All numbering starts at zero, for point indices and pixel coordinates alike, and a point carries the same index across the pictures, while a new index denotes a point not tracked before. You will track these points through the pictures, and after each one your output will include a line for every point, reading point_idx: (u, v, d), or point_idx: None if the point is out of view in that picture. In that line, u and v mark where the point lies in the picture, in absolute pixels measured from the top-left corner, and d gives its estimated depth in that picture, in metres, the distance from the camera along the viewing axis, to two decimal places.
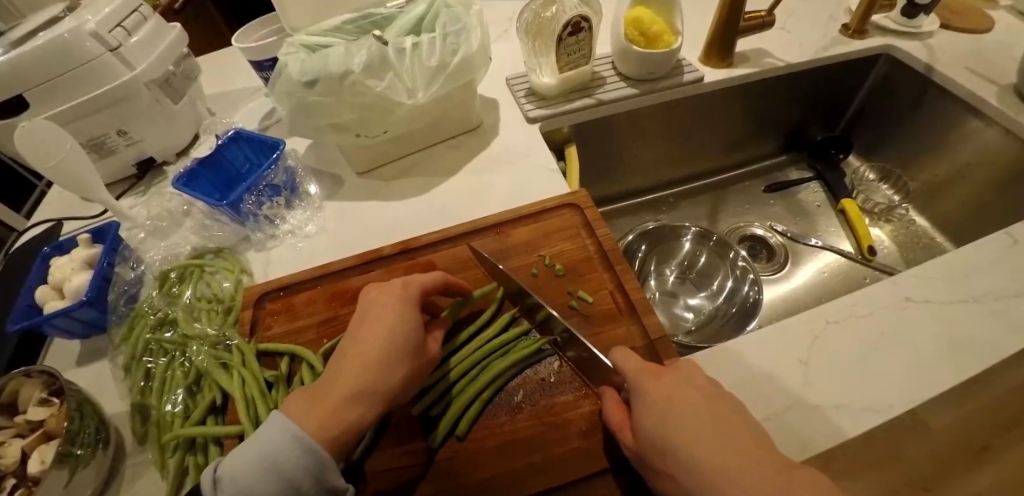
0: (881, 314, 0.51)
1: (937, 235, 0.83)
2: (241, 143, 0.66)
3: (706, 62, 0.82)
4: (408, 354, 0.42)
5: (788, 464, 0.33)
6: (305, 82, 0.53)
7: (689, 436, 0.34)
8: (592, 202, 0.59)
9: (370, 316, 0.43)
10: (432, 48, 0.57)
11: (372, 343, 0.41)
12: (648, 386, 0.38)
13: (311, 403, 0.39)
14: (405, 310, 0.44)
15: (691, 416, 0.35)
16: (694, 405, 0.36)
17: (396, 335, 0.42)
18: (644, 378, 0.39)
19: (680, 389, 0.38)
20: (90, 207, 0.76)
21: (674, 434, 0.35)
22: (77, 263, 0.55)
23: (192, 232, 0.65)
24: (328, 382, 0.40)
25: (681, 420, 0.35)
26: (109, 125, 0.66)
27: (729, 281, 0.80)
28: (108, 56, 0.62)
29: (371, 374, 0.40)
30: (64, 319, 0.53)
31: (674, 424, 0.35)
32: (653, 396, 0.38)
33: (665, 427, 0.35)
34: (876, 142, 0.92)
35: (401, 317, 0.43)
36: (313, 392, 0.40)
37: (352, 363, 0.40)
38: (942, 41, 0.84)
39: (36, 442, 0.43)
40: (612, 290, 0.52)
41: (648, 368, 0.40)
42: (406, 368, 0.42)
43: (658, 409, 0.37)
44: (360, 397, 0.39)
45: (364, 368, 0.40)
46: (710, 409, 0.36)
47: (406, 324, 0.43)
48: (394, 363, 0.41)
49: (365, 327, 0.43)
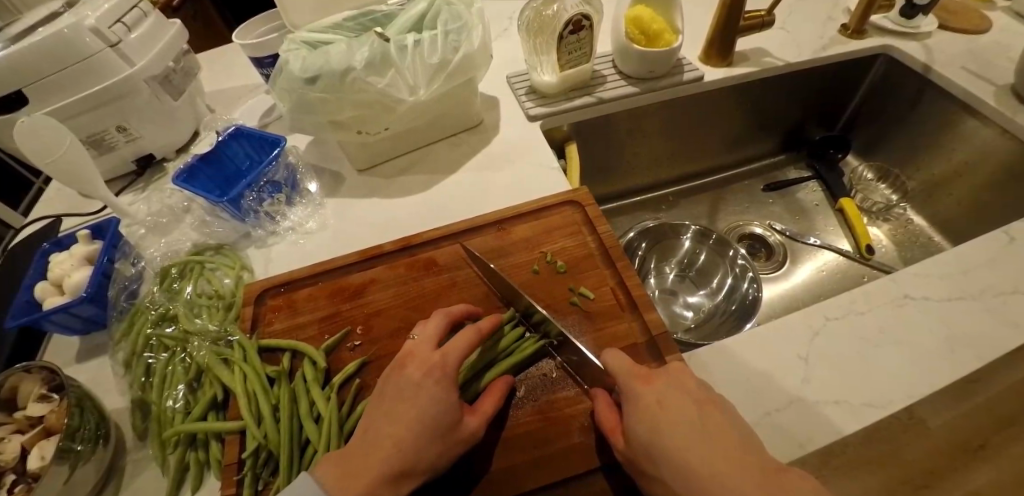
0: (881, 312, 0.52)
1: (935, 234, 0.83)
2: (242, 140, 0.66)
3: (706, 61, 0.82)
4: (449, 429, 0.39)
5: (775, 467, 0.33)
6: (306, 78, 0.53)
7: (680, 444, 0.34)
8: (592, 200, 0.59)
9: (407, 388, 0.40)
10: (434, 45, 0.57)
11: (406, 419, 0.38)
12: (639, 389, 0.38)
13: (343, 478, 0.36)
14: (448, 379, 0.40)
15: (681, 423, 0.35)
16: (685, 414, 0.36)
17: (430, 411, 0.38)
18: (634, 380, 0.39)
19: (673, 393, 0.38)
20: (90, 204, 0.76)
21: (665, 442, 0.35)
22: (77, 260, 0.55)
23: (192, 228, 0.65)
24: (360, 451, 0.38)
25: (672, 427, 0.35)
26: (108, 121, 0.66)
27: (728, 279, 0.80)
28: (108, 52, 0.62)
29: (405, 452, 0.37)
30: (64, 315, 0.53)
31: (662, 429, 0.35)
32: (643, 401, 0.37)
33: (657, 435, 0.35)
34: (876, 142, 0.93)
35: (439, 387, 0.39)
36: (347, 462, 0.37)
37: (386, 438, 0.38)
38: (940, 41, 0.85)
39: (36, 438, 0.43)
40: (613, 287, 0.52)
41: (638, 372, 0.40)
42: (441, 445, 0.38)
43: (650, 415, 0.36)
44: (394, 479, 0.36)
45: (396, 447, 0.37)
46: (700, 414, 0.36)
47: (442, 398, 0.39)
48: (432, 440, 0.38)
49: (404, 394, 0.39)
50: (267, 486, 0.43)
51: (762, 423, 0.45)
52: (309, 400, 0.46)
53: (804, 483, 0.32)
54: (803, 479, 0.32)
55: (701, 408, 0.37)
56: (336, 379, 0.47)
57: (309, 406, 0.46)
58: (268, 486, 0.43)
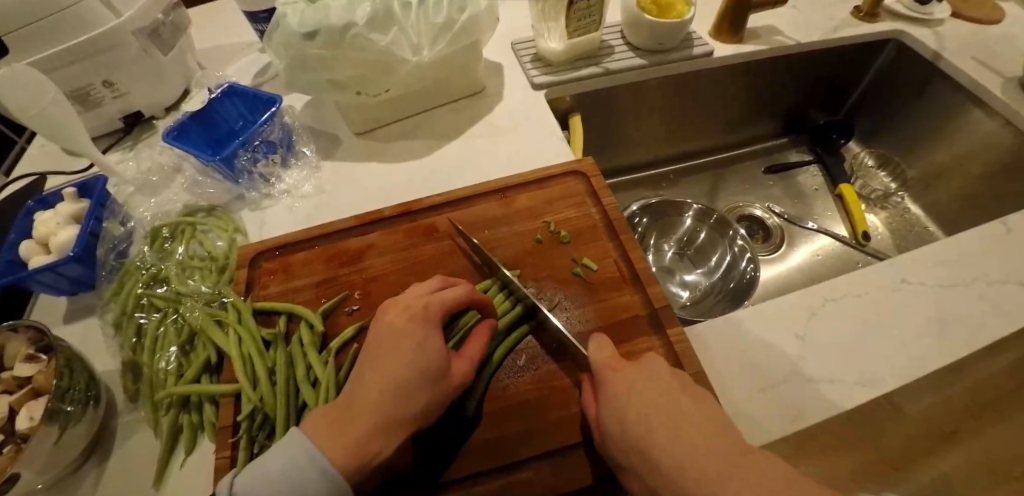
0: (878, 292, 0.52)
1: (930, 224, 0.83)
2: (235, 98, 0.63)
3: (715, 36, 0.80)
4: (439, 374, 0.38)
5: (743, 449, 0.32)
6: (304, 34, 0.50)
7: (651, 434, 0.33)
8: (597, 171, 0.58)
9: (392, 336, 0.39)
10: (439, 4, 0.54)
11: (393, 365, 0.37)
12: (611, 378, 0.38)
13: (333, 430, 0.35)
14: (432, 324, 0.40)
15: (650, 410, 0.35)
16: (657, 400, 0.35)
17: (417, 356, 0.37)
18: (608, 367, 0.39)
19: (644, 382, 0.37)
20: (75, 162, 0.73)
21: (639, 432, 0.34)
22: (63, 218, 0.53)
23: (183, 189, 0.63)
24: (348, 403, 0.37)
25: (642, 418, 0.34)
26: (94, 76, 0.63)
27: (727, 256, 0.80)
28: (94, 1, 0.59)
29: (394, 399, 0.36)
30: (50, 275, 0.51)
31: (630, 421, 0.35)
32: (613, 389, 0.37)
33: (628, 424, 0.35)
34: (880, 129, 0.92)
35: (423, 331, 0.39)
36: (336, 414, 0.36)
37: (373, 387, 0.37)
38: (951, 29, 0.83)
39: (24, 398, 0.42)
40: (615, 259, 0.51)
41: (613, 358, 0.39)
42: (431, 392, 0.37)
43: (621, 408, 0.36)
44: (386, 429, 0.35)
45: (384, 394, 0.36)
46: (667, 397, 0.36)
47: (428, 345, 0.38)
48: (424, 384, 0.37)
49: (388, 342, 0.39)
50: (262, 448, 0.42)
51: (756, 399, 0.45)
52: (305, 363, 0.45)
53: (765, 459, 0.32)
54: (771, 461, 0.31)
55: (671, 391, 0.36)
56: (334, 344, 0.47)
57: (306, 370, 0.45)
58: (264, 449, 0.42)
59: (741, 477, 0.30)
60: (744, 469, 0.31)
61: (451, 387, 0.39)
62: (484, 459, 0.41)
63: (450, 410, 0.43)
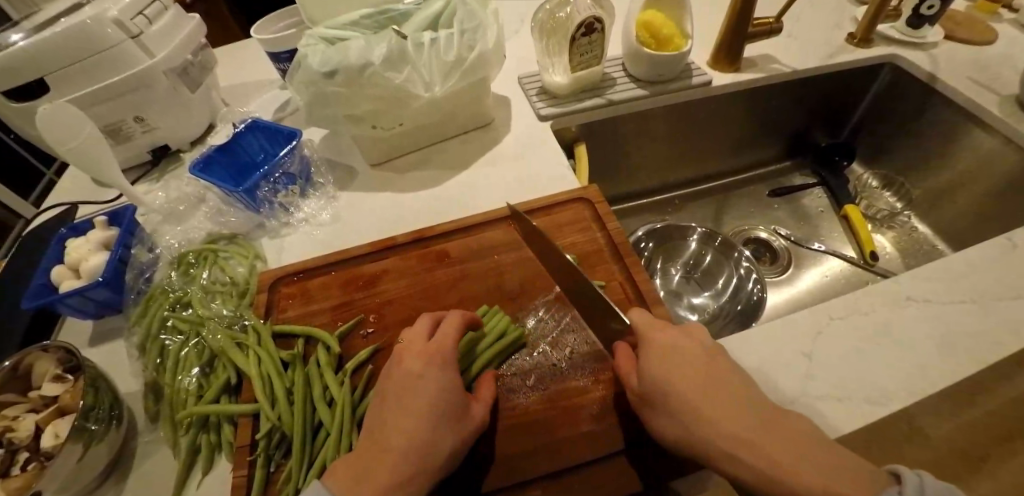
0: (883, 311, 0.53)
1: (938, 242, 0.84)
2: (258, 132, 0.67)
3: (714, 66, 0.83)
4: (457, 419, 0.40)
5: (779, 411, 0.34)
6: (324, 72, 0.54)
7: (693, 386, 0.36)
8: (602, 197, 0.60)
9: (406, 386, 0.40)
10: (450, 43, 0.58)
11: (412, 413, 0.38)
12: (656, 336, 0.39)
13: (359, 482, 0.36)
14: (445, 371, 0.42)
15: (696, 368, 0.37)
16: (698, 361, 0.37)
17: (435, 404, 0.39)
18: (654, 330, 0.40)
19: (687, 343, 0.39)
20: (104, 192, 0.77)
21: (687, 388, 0.36)
22: (94, 244, 0.57)
23: (206, 218, 0.66)
24: (370, 454, 0.37)
25: (684, 371, 0.37)
26: (126, 112, 0.68)
27: (733, 279, 0.81)
28: (129, 43, 0.63)
29: (418, 449, 0.37)
30: (78, 298, 0.54)
31: (678, 378, 0.36)
32: (658, 347, 0.39)
33: (669, 372, 0.37)
34: (881, 150, 0.94)
35: (439, 377, 0.41)
36: (358, 464, 0.37)
37: (395, 437, 0.38)
38: (945, 52, 0.86)
39: (50, 416, 0.44)
40: (622, 281, 0.53)
41: (658, 322, 0.41)
42: (452, 437, 0.39)
43: (663, 360, 0.38)
44: (411, 478, 0.36)
45: (408, 444, 0.37)
46: (710, 359, 0.38)
47: (444, 392, 0.40)
48: (448, 427, 0.39)
49: (406, 387, 0.40)
50: (279, 467, 0.44)
51: None
52: (321, 383, 0.47)
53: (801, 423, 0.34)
54: (802, 422, 0.34)
55: (711, 357, 0.38)
56: (350, 364, 0.48)
57: (322, 390, 0.46)
58: (280, 467, 0.44)
59: (767, 434, 0.32)
60: (774, 432, 0.32)
61: (469, 432, 0.40)
62: (498, 468, 0.42)
63: None
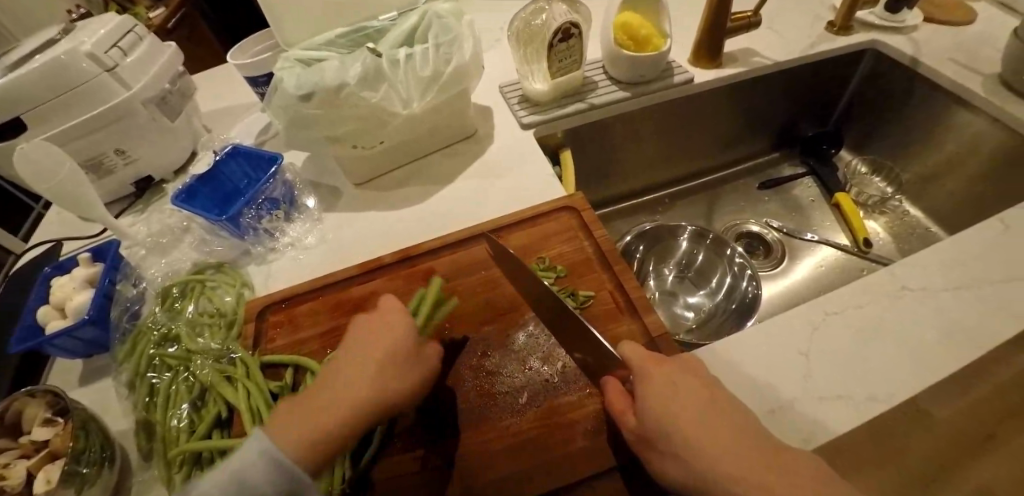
0: (879, 303, 0.52)
1: (931, 224, 0.84)
2: (240, 158, 0.66)
3: (694, 63, 0.83)
4: (407, 355, 0.43)
5: (782, 449, 0.33)
6: (300, 96, 0.53)
7: (695, 428, 0.34)
8: (588, 205, 0.59)
9: (362, 329, 0.45)
10: (426, 58, 0.58)
11: (367, 347, 0.42)
12: (649, 372, 0.38)
13: (302, 411, 0.38)
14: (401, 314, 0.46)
15: (696, 405, 0.35)
16: (696, 397, 0.36)
17: (393, 339, 0.43)
18: (648, 366, 0.39)
19: (682, 380, 0.38)
20: (89, 227, 0.77)
21: (692, 429, 0.34)
22: (79, 282, 0.56)
23: (192, 248, 0.66)
24: (317, 388, 0.40)
25: (683, 408, 0.35)
26: (106, 145, 0.67)
27: (727, 278, 0.80)
28: (105, 76, 0.63)
29: (367, 377, 0.40)
30: (66, 339, 0.53)
31: (684, 418, 0.35)
32: (654, 382, 0.38)
33: (667, 410, 0.36)
34: (868, 137, 0.93)
35: (398, 319, 0.45)
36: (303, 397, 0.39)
37: (348, 369, 0.41)
38: (926, 35, 0.86)
39: (41, 462, 0.43)
40: (611, 290, 0.52)
41: (651, 357, 0.40)
42: (407, 372, 0.42)
43: (659, 396, 0.37)
44: (353, 405, 0.38)
45: (354, 372, 0.40)
46: (709, 395, 0.37)
47: (400, 329, 0.44)
48: (392, 368, 0.41)
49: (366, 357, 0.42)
50: None
51: (766, 420, 0.45)
52: None
53: (809, 462, 0.33)
54: (808, 460, 0.33)
55: (710, 392, 0.37)
56: None
57: None
58: None
59: (768, 473, 0.31)
60: (775, 470, 0.31)
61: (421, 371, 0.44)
62: None
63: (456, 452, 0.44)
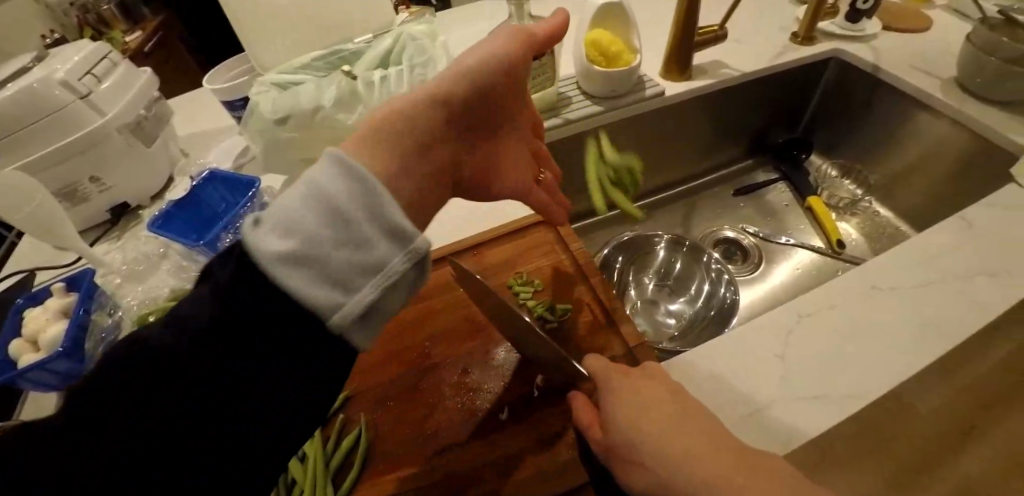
0: (850, 303, 0.54)
1: (900, 224, 0.87)
2: (217, 182, 0.66)
3: (666, 76, 0.85)
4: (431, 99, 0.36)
5: (746, 452, 0.34)
6: (276, 120, 0.54)
7: (665, 435, 0.35)
8: (564, 219, 0.61)
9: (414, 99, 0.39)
10: (400, 79, 0.59)
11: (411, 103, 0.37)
12: (618, 382, 0.39)
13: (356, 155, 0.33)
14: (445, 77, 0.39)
15: (665, 414, 0.36)
16: (663, 403, 0.37)
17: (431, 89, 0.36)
18: (612, 376, 0.40)
19: (651, 389, 0.39)
20: (62, 256, 0.75)
21: (660, 436, 0.35)
22: (52, 313, 0.55)
23: (170, 274, 0.65)
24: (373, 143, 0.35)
25: (649, 415, 0.36)
26: (80, 173, 0.66)
27: (705, 284, 0.82)
28: (78, 103, 0.62)
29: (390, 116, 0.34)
30: (39, 372, 0.51)
31: (652, 427, 0.36)
32: (621, 392, 0.38)
33: (635, 418, 0.36)
34: (837, 141, 0.97)
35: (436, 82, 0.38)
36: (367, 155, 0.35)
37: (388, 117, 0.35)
38: (885, 42, 0.90)
39: None
40: (588, 303, 0.53)
41: (616, 368, 0.41)
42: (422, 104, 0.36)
43: (628, 406, 0.37)
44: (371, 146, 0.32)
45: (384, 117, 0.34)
46: (676, 402, 0.38)
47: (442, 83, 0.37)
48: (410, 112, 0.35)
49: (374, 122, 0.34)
50: None
51: (746, 423, 0.45)
52: None
53: (773, 464, 0.34)
54: (773, 462, 0.34)
55: (676, 399, 0.38)
56: (320, 415, 0.47)
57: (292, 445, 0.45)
58: None
59: (741, 467, 0.33)
60: (746, 463, 0.33)
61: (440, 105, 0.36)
62: None
63: (435, 470, 0.43)
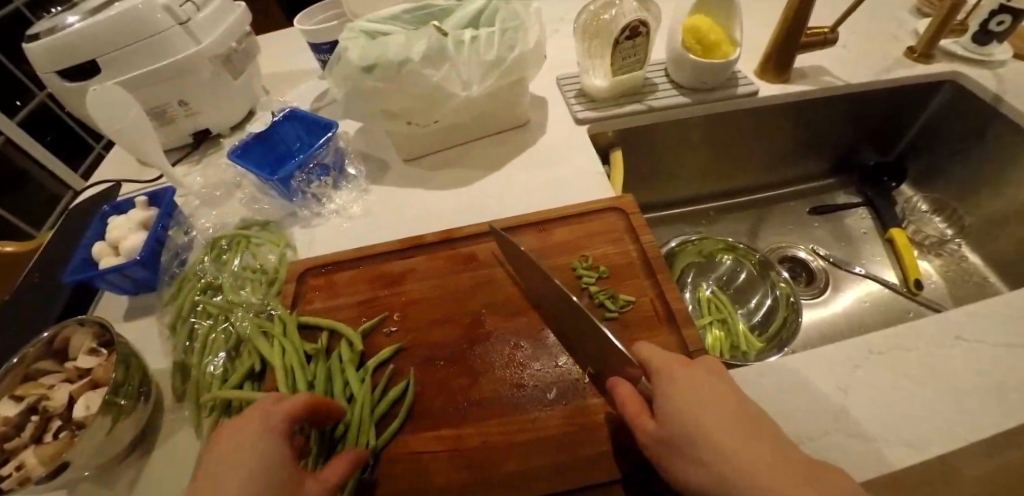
0: (930, 348, 0.49)
1: (990, 274, 0.79)
2: (295, 121, 0.68)
3: (761, 77, 0.80)
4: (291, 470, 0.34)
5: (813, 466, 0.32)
6: (363, 67, 0.54)
7: (727, 437, 0.33)
8: (637, 209, 0.58)
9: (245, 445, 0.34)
10: (490, 42, 0.58)
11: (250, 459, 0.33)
12: (675, 373, 0.37)
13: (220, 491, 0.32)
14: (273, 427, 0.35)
15: (725, 413, 0.34)
16: (729, 406, 0.35)
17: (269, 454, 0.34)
18: (673, 366, 0.38)
19: (708, 385, 0.36)
20: (145, 172, 0.80)
21: (721, 437, 0.33)
22: (134, 224, 0.58)
23: (242, 203, 0.68)
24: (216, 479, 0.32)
25: (711, 414, 0.34)
26: (171, 96, 0.69)
27: (767, 299, 0.78)
28: (177, 30, 0.65)
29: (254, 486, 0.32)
30: (117, 275, 0.56)
31: (711, 428, 0.33)
32: (678, 385, 0.36)
33: (694, 414, 0.34)
34: (933, 173, 0.88)
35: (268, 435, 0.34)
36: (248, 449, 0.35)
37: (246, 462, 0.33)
38: (1015, 71, 0.80)
39: (82, 388, 0.45)
40: (651, 299, 0.51)
41: (677, 359, 0.39)
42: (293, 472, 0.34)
43: (688, 400, 0.35)
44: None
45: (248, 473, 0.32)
46: (738, 405, 0.36)
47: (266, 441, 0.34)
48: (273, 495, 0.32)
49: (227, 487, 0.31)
50: None
51: None
52: (342, 381, 0.47)
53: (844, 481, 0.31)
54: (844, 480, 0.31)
55: (737, 399, 0.36)
56: (372, 363, 0.48)
57: (343, 386, 0.46)
58: None
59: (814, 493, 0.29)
60: (815, 490, 0.30)
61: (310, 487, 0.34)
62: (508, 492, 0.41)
63: (478, 436, 0.44)
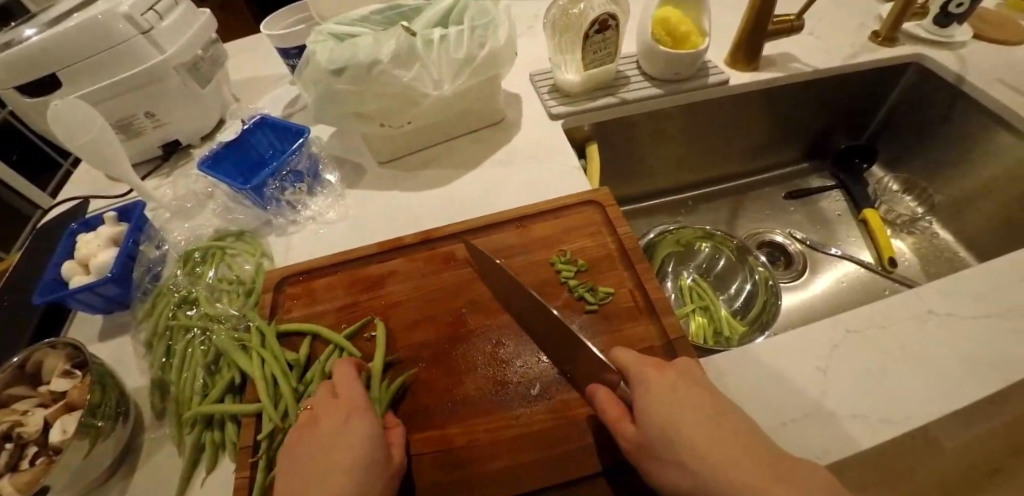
0: (903, 324, 0.51)
1: (960, 250, 0.81)
2: (267, 129, 0.67)
3: (733, 66, 0.81)
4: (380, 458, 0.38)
5: (786, 461, 0.32)
6: (332, 70, 0.53)
7: (702, 437, 0.33)
8: (614, 201, 0.58)
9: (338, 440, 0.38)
10: (460, 41, 0.57)
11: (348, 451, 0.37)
12: (651, 377, 0.38)
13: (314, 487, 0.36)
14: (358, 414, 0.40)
15: (700, 412, 0.35)
16: (700, 402, 0.36)
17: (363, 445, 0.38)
18: (645, 370, 0.39)
19: (685, 386, 0.37)
20: (114, 186, 0.78)
21: (697, 437, 0.33)
22: (103, 240, 0.56)
23: (216, 214, 0.67)
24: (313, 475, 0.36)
25: (686, 415, 0.35)
26: (137, 107, 0.67)
27: (747, 285, 0.79)
28: (140, 39, 0.63)
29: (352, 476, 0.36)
30: (88, 293, 0.54)
31: (687, 428, 0.34)
32: (656, 387, 0.37)
33: (670, 416, 0.35)
34: (902, 154, 0.90)
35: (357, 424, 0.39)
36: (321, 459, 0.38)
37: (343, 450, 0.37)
38: (974, 52, 0.82)
39: (58, 412, 0.43)
40: (632, 289, 0.52)
41: (650, 362, 0.40)
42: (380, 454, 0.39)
43: (663, 402, 0.36)
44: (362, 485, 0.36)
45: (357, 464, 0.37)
46: (712, 403, 0.36)
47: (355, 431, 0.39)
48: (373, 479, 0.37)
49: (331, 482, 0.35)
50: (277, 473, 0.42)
51: (774, 434, 0.44)
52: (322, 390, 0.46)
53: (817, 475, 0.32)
54: (817, 473, 0.32)
55: (713, 399, 0.37)
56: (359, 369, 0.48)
57: None
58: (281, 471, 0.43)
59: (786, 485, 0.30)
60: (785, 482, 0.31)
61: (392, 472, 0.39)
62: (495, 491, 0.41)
63: (463, 439, 0.44)
